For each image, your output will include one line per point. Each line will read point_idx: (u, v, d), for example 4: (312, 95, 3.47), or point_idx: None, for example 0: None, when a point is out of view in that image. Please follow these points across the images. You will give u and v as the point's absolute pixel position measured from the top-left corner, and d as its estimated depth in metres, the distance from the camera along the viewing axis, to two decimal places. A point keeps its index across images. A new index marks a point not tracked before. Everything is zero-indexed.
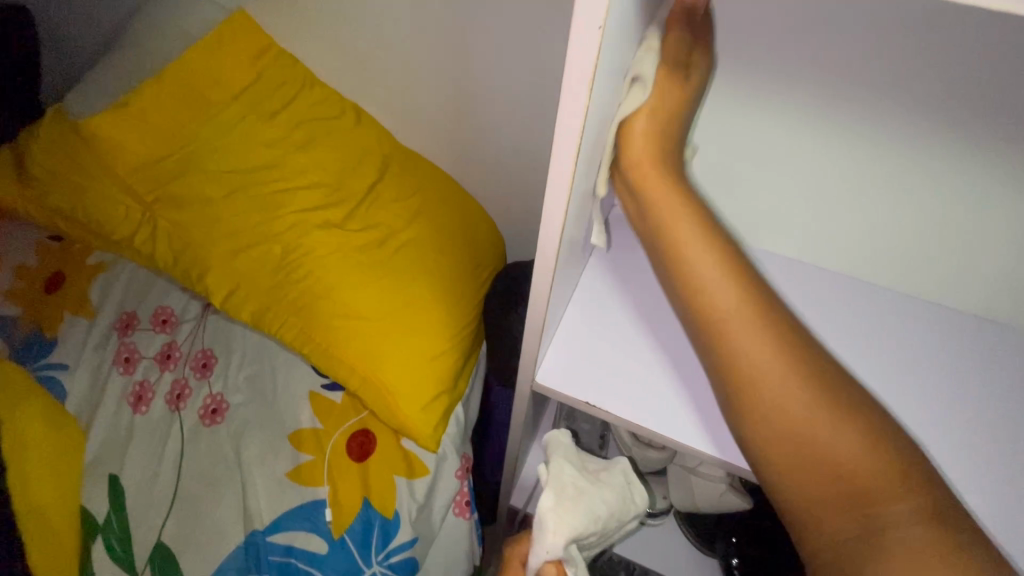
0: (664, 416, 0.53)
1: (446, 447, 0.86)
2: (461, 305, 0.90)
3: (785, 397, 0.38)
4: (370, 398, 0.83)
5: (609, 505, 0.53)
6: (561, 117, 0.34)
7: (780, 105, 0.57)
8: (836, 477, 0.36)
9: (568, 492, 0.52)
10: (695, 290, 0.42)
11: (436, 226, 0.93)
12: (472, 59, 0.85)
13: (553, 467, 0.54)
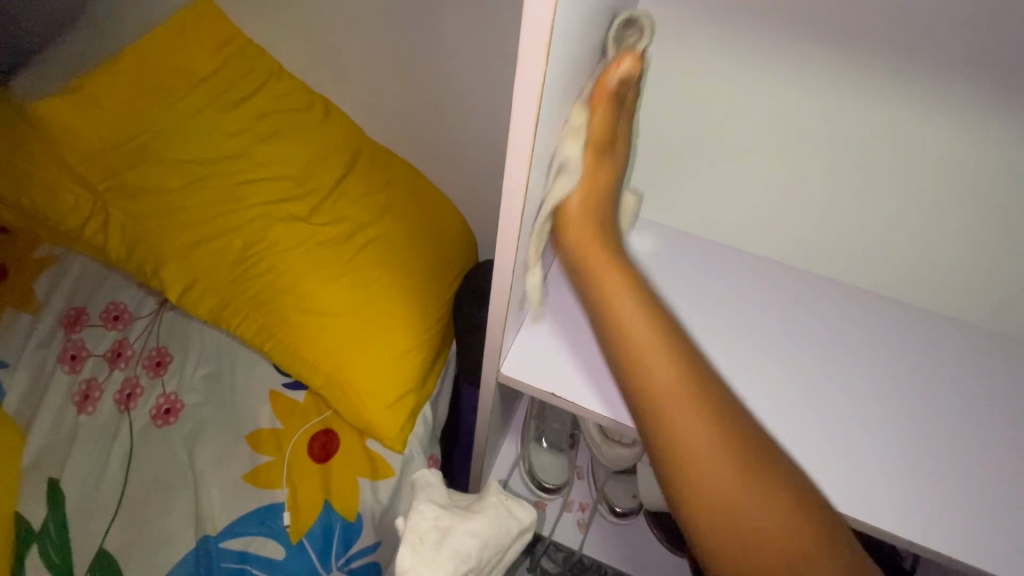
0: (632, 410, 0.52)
1: (412, 447, 0.83)
2: (431, 302, 0.88)
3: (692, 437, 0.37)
4: (335, 397, 0.80)
5: (478, 536, 0.55)
6: (515, 99, 0.32)
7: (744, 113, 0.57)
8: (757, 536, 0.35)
9: (430, 539, 0.53)
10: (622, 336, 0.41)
11: (406, 222, 0.91)
12: (444, 54, 0.84)
13: (411, 516, 0.54)
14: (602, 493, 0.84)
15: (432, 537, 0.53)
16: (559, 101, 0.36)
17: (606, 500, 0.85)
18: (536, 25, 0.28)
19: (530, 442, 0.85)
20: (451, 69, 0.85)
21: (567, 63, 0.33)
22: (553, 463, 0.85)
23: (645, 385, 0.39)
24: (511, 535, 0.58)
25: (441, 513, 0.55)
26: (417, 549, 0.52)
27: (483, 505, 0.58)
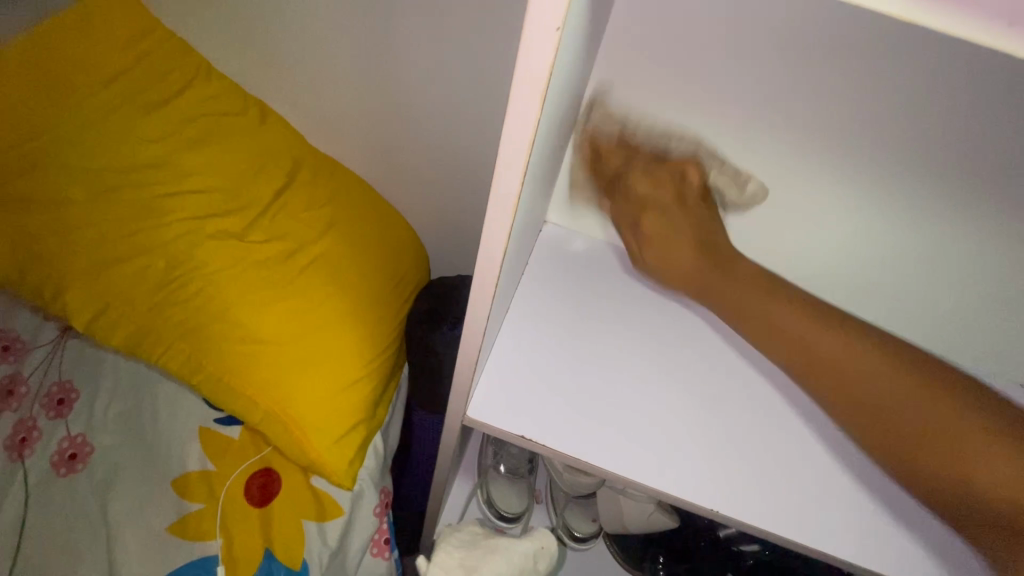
0: (606, 451, 0.50)
1: (362, 482, 0.78)
2: (381, 326, 0.83)
3: (839, 355, 0.46)
4: (275, 433, 0.73)
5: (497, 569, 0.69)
6: (500, 150, 0.29)
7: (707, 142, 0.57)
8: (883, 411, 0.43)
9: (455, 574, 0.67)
10: (768, 328, 0.49)
11: (352, 239, 0.85)
12: (396, 59, 0.78)
13: (438, 557, 0.68)
14: (562, 518, 0.83)
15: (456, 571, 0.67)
16: (541, 140, 0.33)
17: (566, 526, 0.83)
18: (531, 72, 0.25)
19: (487, 470, 0.83)
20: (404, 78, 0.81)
21: (551, 104, 0.31)
22: (512, 490, 0.82)
23: (783, 327, 0.49)
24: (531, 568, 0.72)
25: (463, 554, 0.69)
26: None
27: (501, 539, 0.72)
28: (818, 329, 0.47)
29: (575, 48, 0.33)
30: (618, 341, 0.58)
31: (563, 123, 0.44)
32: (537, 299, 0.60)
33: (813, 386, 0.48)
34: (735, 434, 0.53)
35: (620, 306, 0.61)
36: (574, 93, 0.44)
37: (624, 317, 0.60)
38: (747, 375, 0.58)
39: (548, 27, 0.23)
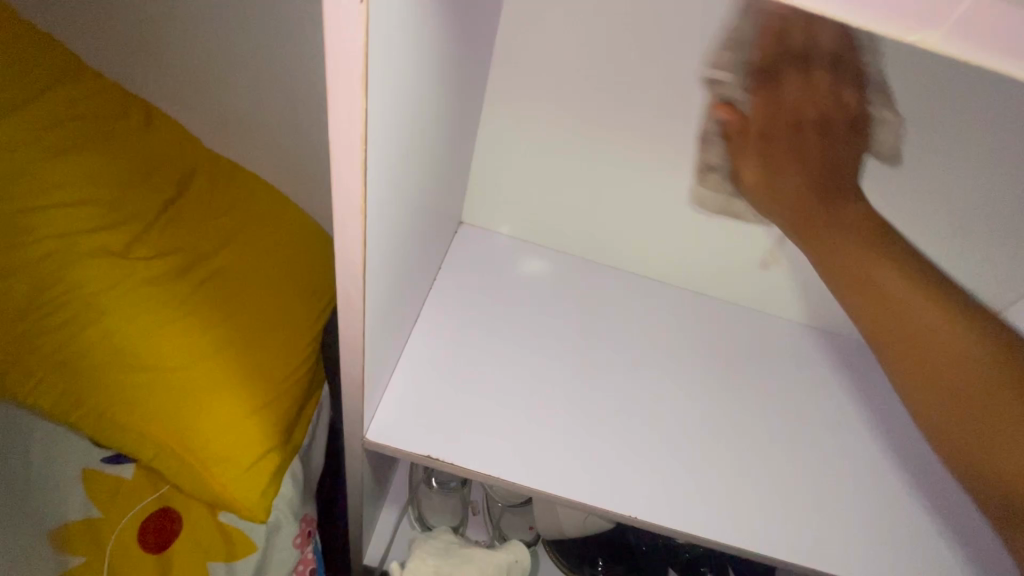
0: (497, 461, 0.53)
1: (279, 513, 0.71)
2: (293, 341, 0.77)
3: (925, 314, 0.43)
4: (172, 468, 0.66)
5: None
6: (331, 146, 0.25)
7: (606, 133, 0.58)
8: (956, 355, 0.42)
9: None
10: (869, 291, 0.46)
11: (256, 251, 0.79)
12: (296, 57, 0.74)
13: (412, 565, 0.66)
14: (498, 527, 0.80)
15: None
16: (394, 138, 0.30)
17: (502, 535, 0.81)
18: (343, 53, 0.22)
19: (418, 484, 0.78)
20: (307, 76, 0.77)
21: (397, 97, 0.28)
22: (444, 504, 0.79)
23: (841, 261, 0.47)
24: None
25: (438, 565, 0.66)
26: None
27: (479, 551, 0.69)
28: (888, 266, 0.45)
29: (426, 39, 0.30)
30: (515, 353, 0.61)
31: (443, 123, 0.42)
32: (438, 319, 0.62)
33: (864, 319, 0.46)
34: None
35: (520, 323, 0.64)
36: (454, 93, 0.42)
37: (521, 331, 0.63)
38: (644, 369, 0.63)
39: (352, 1, 0.20)
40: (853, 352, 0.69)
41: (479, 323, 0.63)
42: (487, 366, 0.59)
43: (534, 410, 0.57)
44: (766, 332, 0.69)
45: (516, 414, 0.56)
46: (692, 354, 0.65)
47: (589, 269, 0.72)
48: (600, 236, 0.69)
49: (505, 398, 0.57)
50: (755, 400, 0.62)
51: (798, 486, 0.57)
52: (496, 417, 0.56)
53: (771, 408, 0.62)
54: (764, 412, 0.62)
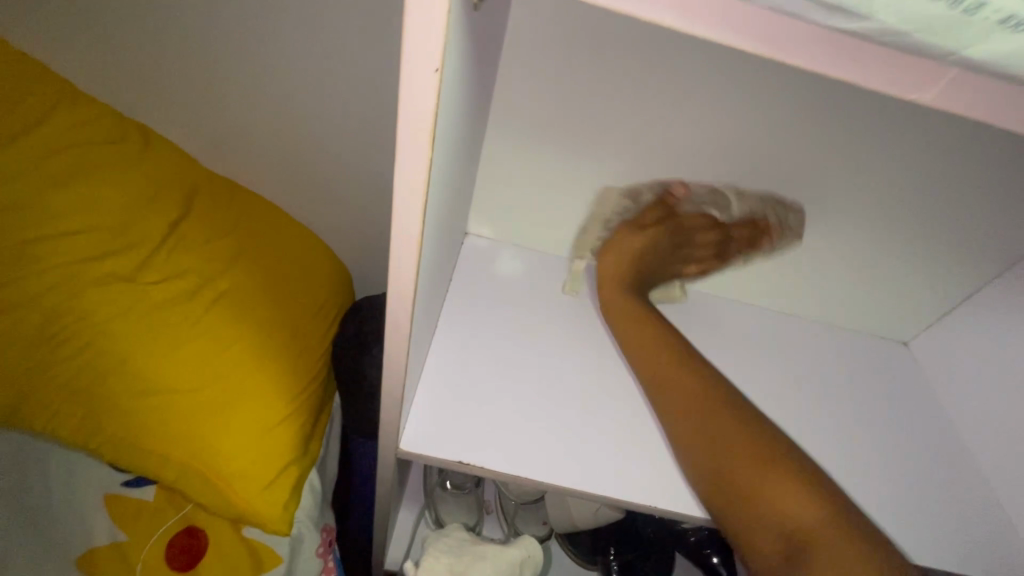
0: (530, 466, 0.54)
1: (301, 524, 0.73)
2: (304, 357, 0.78)
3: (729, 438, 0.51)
4: (195, 488, 0.67)
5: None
6: (395, 193, 0.28)
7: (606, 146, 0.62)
8: (750, 483, 0.48)
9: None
10: (662, 385, 0.56)
11: (262, 269, 0.81)
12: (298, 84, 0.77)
13: (427, 566, 0.68)
14: (512, 525, 0.83)
15: None
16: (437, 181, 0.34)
17: (518, 534, 0.83)
18: (412, 112, 0.24)
19: (434, 488, 0.82)
20: (305, 101, 0.79)
21: (448, 146, 0.31)
22: (460, 506, 0.81)
23: (657, 368, 0.57)
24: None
25: (451, 564, 0.69)
26: None
27: (490, 547, 0.72)
28: (724, 405, 0.53)
29: (463, 87, 0.33)
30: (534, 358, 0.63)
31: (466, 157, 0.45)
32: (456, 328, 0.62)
33: (667, 417, 0.55)
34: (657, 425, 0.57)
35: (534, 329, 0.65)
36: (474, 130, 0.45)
37: (535, 337, 0.64)
38: None
39: (426, 70, 0.23)
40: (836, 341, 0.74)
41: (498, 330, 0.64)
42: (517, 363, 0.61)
43: (556, 411, 0.59)
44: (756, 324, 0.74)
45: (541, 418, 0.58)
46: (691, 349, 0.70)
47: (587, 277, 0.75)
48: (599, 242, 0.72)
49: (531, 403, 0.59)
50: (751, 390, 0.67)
51: None
52: (526, 415, 0.57)
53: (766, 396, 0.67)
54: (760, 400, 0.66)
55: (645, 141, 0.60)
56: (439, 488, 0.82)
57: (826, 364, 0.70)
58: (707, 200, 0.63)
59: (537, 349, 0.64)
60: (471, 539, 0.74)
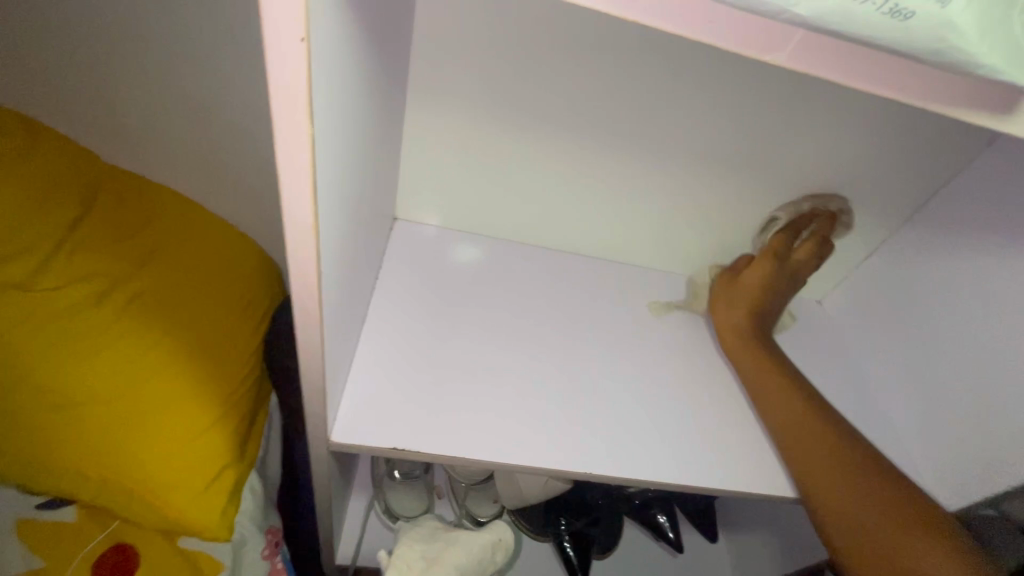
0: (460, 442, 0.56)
1: (243, 527, 0.71)
2: (232, 358, 0.75)
3: (832, 492, 0.55)
4: (121, 502, 0.64)
5: (458, 565, 0.68)
6: (280, 176, 0.26)
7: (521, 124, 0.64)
8: (881, 552, 0.51)
9: (417, 567, 0.66)
10: (788, 443, 0.60)
11: (180, 269, 0.76)
12: (204, 70, 0.72)
13: (400, 551, 0.67)
14: (464, 506, 0.84)
15: (419, 565, 0.66)
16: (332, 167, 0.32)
17: (470, 514, 0.84)
18: (284, 88, 0.23)
19: (381, 479, 0.81)
20: (212, 88, 0.74)
21: (340, 127, 0.30)
22: (409, 494, 0.81)
23: (772, 418, 0.62)
24: (491, 569, 0.73)
25: (426, 548, 0.68)
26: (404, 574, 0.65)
27: (459, 534, 0.73)
28: (829, 450, 0.57)
29: (354, 64, 0.32)
30: (464, 343, 0.65)
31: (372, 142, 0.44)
32: (383, 322, 0.64)
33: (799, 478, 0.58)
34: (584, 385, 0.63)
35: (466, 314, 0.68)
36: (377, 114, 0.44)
37: (459, 313, 0.68)
38: (575, 339, 0.70)
39: (292, 39, 0.22)
40: None
41: (426, 319, 0.66)
42: (437, 338, 0.64)
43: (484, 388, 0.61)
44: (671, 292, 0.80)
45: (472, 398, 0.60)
46: (615, 320, 0.74)
47: (515, 259, 0.77)
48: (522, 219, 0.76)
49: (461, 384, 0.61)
50: (669, 354, 0.72)
51: (719, 426, 0.66)
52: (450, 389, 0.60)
53: (684, 359, 0.72)
54: (679, 364, 0.71)
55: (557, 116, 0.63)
56: (387, 479, 0.81)
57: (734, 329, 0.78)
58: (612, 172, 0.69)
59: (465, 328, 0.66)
60: (441, 530, 0.73)
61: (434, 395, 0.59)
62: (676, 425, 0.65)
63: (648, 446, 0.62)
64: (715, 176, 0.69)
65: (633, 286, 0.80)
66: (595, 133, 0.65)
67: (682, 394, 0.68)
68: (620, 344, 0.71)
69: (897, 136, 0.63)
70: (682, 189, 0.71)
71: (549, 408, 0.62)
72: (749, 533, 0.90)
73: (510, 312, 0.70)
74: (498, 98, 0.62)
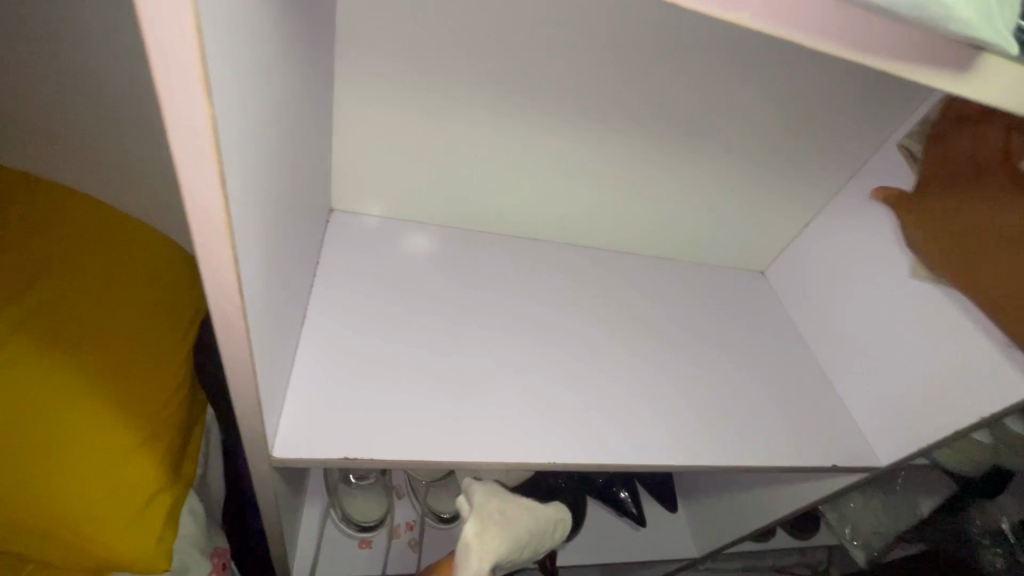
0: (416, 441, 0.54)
1: (184, 554, 0.65)
2: (158, 371, 0.68)
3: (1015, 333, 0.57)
4: (34, 543, 0.57)
5: (531, 528, 0.61)
6: (174, 152, 0.25)
7: (459, 99, 0.63)
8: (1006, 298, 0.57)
9: (498, 523, 0.58)
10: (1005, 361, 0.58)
11: (88, 278, 0.68)
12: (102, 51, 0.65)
13: (479, 505, 0.59)
14: (426, 502, 0.80)
15: (501, 520, 0.58)
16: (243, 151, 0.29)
17: (433, 511, 0.81)
18: (169, 49, 0.22)
19: (336, 486, 0.77)
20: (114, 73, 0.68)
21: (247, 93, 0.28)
22: (365, 499, 0.77)
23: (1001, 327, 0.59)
24: (553, 542, 0.67)
25: (505, 504, 0.60)
26: (487, 530, 0.56)
27: (526, 500, 0.66)
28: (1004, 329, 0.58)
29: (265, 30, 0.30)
30: (411, 336, 0.62)
31: (293, 125, 0.40)
32: (322, 322, 0.60)
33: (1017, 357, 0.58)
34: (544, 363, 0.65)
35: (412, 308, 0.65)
36: (297, 93, 0.40)
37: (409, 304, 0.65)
38: (530, 324, 0.68)
39: None
40: (684, 276, 0.85)
41: (369, 314, 0.62)
42: (387, 332, 0.62)
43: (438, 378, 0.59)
44: (619, 270, 0.81)
45: (424, 394, 0.57)
46: (570, 302, 0.73)
47: (462, 246, 0.75)
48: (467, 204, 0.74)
49: (410, 379, 0.58)
50: (622, 331, 0.73)
51: (672, 398, 0.68)
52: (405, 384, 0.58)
53: (636, 335, 0.73)
54: (632, 340, 0.72)
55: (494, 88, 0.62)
56: (343, 484, 0.77)
57: (683, 305, 0.80)
58: (556, 145, 0.69)
59: (416, 319, 0.63)
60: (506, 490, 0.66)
61: (383, 395, 0.56)
62: (634, 400, 0.66)
63: (606, 426, 0.62)
64: (651, 150, 0.70)
65: (581, 266, 0.80)
66: (533, 107, 0.64)
67: (637, 370, 0.69)
68: (576, 327, 0.70)
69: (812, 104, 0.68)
70: (620, 163, 0.72)
71: (508, 395, 0.60)
72: (708, 501, 0.93)
73: (458, 300, 0.68)
74: (430, 72, 0.60)
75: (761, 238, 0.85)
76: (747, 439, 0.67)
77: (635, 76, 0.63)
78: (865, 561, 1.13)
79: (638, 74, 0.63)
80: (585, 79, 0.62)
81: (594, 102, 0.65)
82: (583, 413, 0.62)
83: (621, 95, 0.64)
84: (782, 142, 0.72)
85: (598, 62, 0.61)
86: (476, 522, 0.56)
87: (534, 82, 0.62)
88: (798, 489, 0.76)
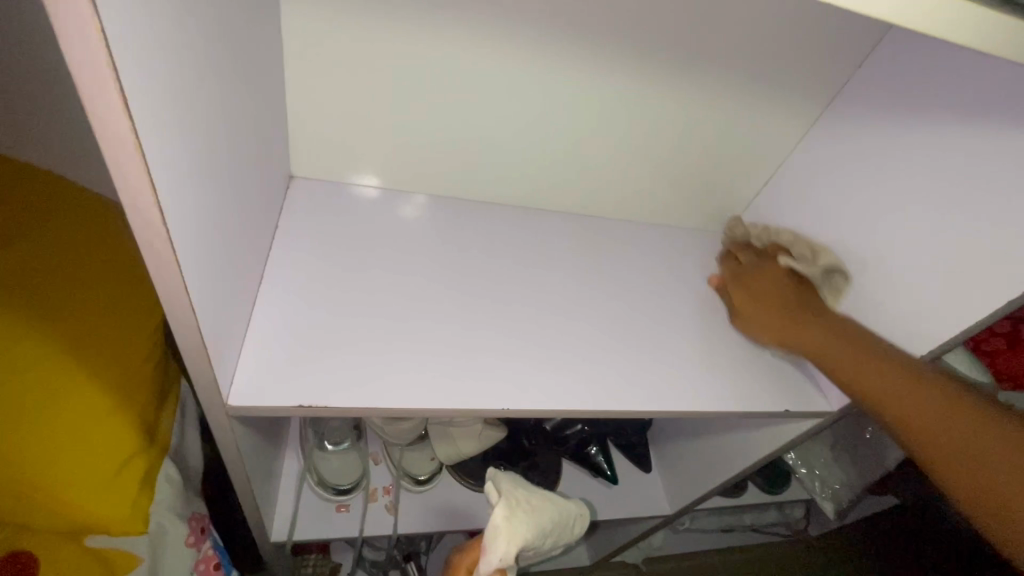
0: (374, 388, 0.56)
1: (161, 517, 0.67)
2: (127, 341, 0.69)
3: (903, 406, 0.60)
4: (8, 507, 0.58)
5: (552, 520, 0.61)
6: (78, 84, 0.25)
7: (407, 57, 0.65)
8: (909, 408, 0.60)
9: (525, 507, 0.57)
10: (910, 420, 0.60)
11: (52, 251, 0.68)
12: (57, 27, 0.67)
13: (506, 488, 0.58)
14: (399, 465, 0.82)
15: (528, 506, 0.58)
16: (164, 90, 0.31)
17: (407, 473, 0.83)
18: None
19: (312, 451, 0.78)
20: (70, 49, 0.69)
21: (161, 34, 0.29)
22: (340, 462, 0.79)
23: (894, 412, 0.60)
24: (571, 538, 0.67)
25: (530, 493, 0.60)
26: (518, 512, 0.56)
27: (548, 492, 0.65)
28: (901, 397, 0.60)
29: None
30: (369, 293, 0.64)
31: (222, 77, 0.42)
32: (284, 282, 0.62)
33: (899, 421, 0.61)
34: (502, 314, 0.67)
35: (372, 272, 0.66)
36: (227, 47, 0.42)
37: (370, 265, 0.67)
38: (488, 281, 0.70)
39: None
40: (645, 237, 0.87)
41: (329, 276, 0.64)
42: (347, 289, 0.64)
43: (397, 331, 0.62)
44: (579, 231, 0.83)
45: (385, 343, 0.60)
46: (530, 260, 0.75)
47: (423, 211, 0.77)
48: (426, 166, 0.77)
49: (368, 336, 0.60)
50: (581, 288, 0.75)
51: (630, 349, 0.70)
52: (365, 338, 0.60)
53: (595, 292, 0.75)
54: (592, 295, 0.74)
55: (441, 45, 0.65)
56: (319, 449, 0.79)
57: (643, 264, 0.82)
58: (507, 103, 0.71)
59: (375, 278, 0.66)
60: (528, 481, 0.65)
61: (342, 346, 0.58)
62: (592, 352, 0.68)
63: (562, 377, 0.64)
64: (601, 106, 0.73)
65: (543, 227, 0.82)
66: (480, 63, 0.67)
67: (596, 324, 0.71)
68: (535, 284, 0.72)
69: (752, 59, 0.70)
70: (570, 121, 0.74)
71: (466, 348, 0.63)
72: (679, 459, 0.96)
73: (417, 260, 0.70)
74: (376, 30, 0.62)
75: (716, 197, 0.88)
76: (702, 386, 0.69)
77: (575, 33, 0.65)
78: (839, 518, 1.17)
79: (580, 29, 0.65)
80: (530, 32, 0.65)
81: (540, 57, 0.67)
82: (540, 363, 0.64)
83: (563, 51, 0.67)
84: (727, 99, 0.74)
85: (540, 17, 0.64)
86: (512, 508, 0.55)
87: (480, 39, 0.65)
88: (760, 438, 0.78)
